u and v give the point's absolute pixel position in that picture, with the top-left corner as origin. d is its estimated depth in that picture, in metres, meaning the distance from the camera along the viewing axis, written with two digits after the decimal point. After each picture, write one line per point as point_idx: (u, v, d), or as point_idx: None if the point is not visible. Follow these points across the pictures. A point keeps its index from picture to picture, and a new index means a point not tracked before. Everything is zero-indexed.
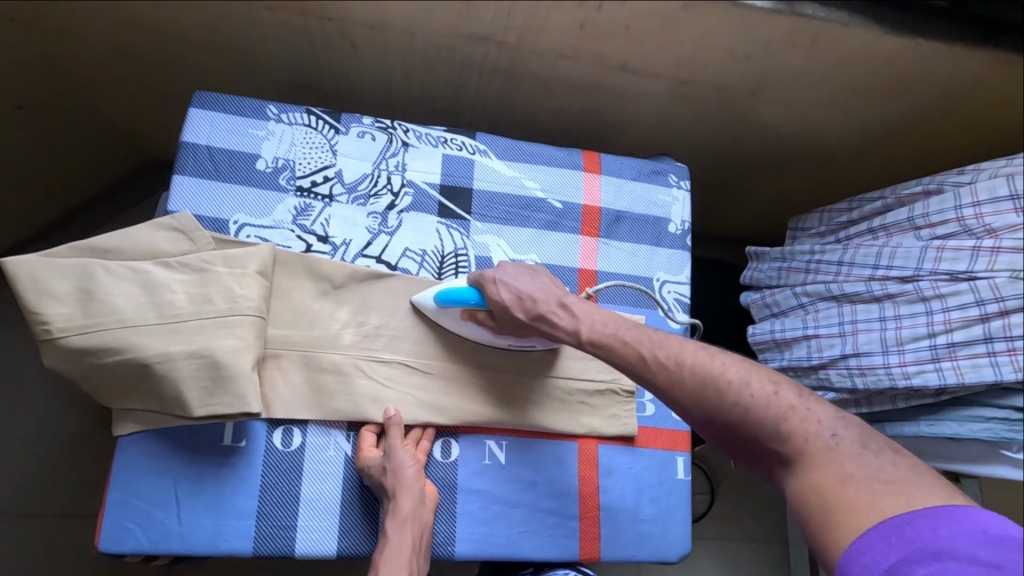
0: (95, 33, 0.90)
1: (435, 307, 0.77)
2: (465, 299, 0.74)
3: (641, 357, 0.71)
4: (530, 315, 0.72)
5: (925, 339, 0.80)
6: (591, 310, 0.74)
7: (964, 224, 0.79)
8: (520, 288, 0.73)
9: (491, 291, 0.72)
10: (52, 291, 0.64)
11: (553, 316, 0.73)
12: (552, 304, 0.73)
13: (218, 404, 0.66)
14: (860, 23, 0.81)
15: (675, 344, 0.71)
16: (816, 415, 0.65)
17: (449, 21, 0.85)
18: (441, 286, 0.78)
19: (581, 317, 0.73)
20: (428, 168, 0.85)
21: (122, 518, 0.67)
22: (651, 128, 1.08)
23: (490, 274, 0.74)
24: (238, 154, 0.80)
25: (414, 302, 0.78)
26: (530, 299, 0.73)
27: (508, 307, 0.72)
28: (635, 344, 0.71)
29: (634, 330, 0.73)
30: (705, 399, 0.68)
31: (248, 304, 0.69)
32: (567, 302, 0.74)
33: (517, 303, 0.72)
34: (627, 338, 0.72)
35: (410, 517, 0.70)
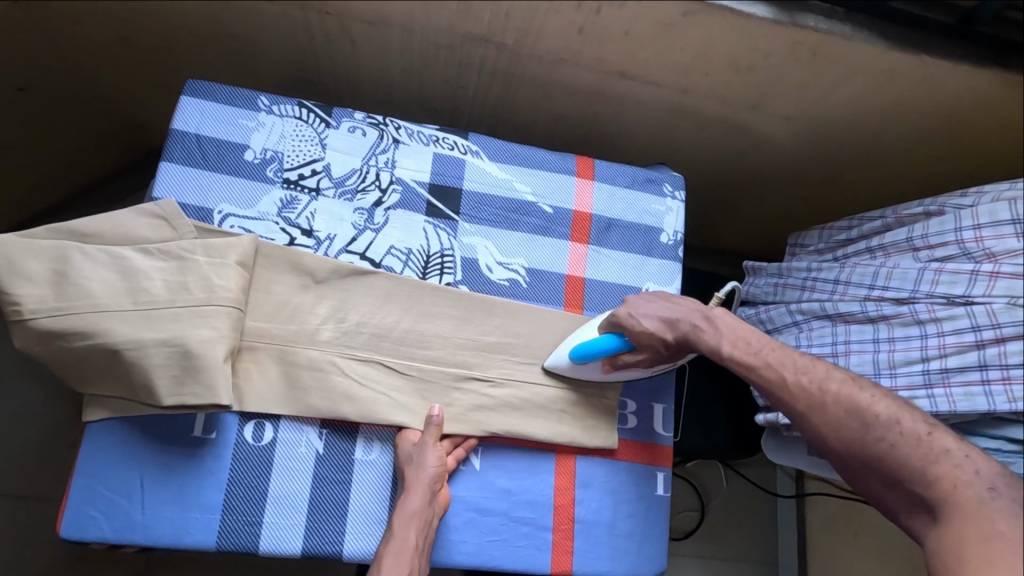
0: (96, 19, 0.91)
1: (570, 365, 0.78)
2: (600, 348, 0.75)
3: (781, 379, 0.71)
4: (678, 336, 0.74)
5: (918, 363, 0.78)
6: (734, 324, 0.75)
7: (964, 247, 0.77)
8: (659, 313, 0.75)
9: (632, 328, 0.74)
10: (28, 272, 0.64)
11: (698, 333, 0.74)
12: (693, 320, 0.75)
13: (187, 394, 0.65)
14: (864, 38, 0.79)
15: (821, 371, 0.70)
16: (973, 464, 0.62)
17: (447, 19, 0.85)
18: (571, 340, 0.78)
19: (725, 332, 0.74)
20: (417, 166, 0.85)
21: (85, 506, 0.66)
22: (651, 137, 1.06)
23: (624, 310, 0.75)
24: (226, 144, 0.79)
25: (547, 364, 0.80)
26: (672, 320, 0.74)
27: (656, 336, 0.74)
28: (779, 366, 0.71)
29: (780, 351, 0.73)
30: (845, 428, 0.67)
31: (225, 295, 0.69)
32: (710, 316, 0.75)
33: (662, 329, 0.74)
34: (768, 359, 0.72)
35: (417, 514, 0.69)
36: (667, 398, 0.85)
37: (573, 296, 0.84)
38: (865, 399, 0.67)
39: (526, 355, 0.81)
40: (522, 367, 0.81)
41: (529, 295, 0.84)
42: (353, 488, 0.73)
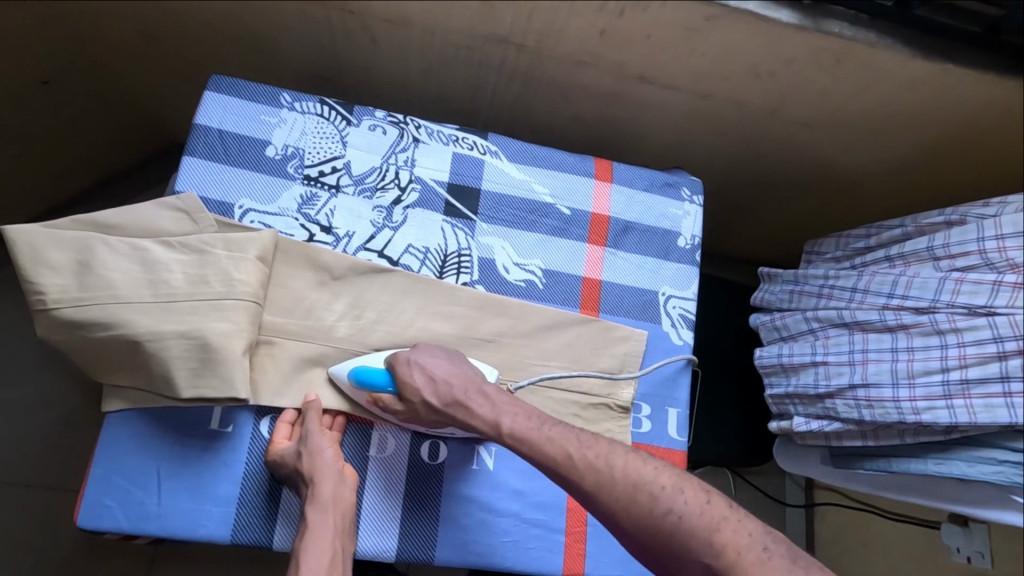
0: (120, 14, 0.91)
1: (348, 384, 0.72)
2: (375, 380, 0.71)
3: (566, 455, 0.69)
4: (444, 401, 0.70)
5: (938, 374, 0.76)
6: (511, 401, 0.72)
7: (986, 257, 0.76)
8: (433, 371, 0.72)
9: (403, 374, 0.71)
10: (50, 261, 0.65)
11: (471, 404, 0.71)
12: (468, 390, 0.71)
13: (205, 386, 0.65)
14: (887, 45, 0.79)
15: (603, 446, 0.70)
16: (746, 528, 0.66)
17: (469, 20, 0.85)
18: (358, 361, 0.74)
19: (502, 409, 0.71)
20: (437, 166, 0.85)
21: (102, 496, 0.67)
22: (667, 141, 1.06)
23: (403, 355, 0.72)
24: (248, 139, 0.80)
25: (329, 373, 0.74)
26: (443, 384, 0.71)
27: (420, 391, 0.70)
28: (562, 441, 0.70)
29: (560, 427, 0.71)
30: (636, 505, 0.66)
31: (245, 289, 0.69)
32: (486, 390, 0.72)
33: (429, 387, 0.70)
34: (550, 435, 0.70)
35: (328, 504, 0.67)
36: (681, 401, 0.85)
37: (589, 299, 0.84)
38: (650, 471, 0.67)
39: (540, 356, 0.81)
40: (536, 368, 0.81)
41: (545, 296, 0.84)
42: (368, 484, 0.73)
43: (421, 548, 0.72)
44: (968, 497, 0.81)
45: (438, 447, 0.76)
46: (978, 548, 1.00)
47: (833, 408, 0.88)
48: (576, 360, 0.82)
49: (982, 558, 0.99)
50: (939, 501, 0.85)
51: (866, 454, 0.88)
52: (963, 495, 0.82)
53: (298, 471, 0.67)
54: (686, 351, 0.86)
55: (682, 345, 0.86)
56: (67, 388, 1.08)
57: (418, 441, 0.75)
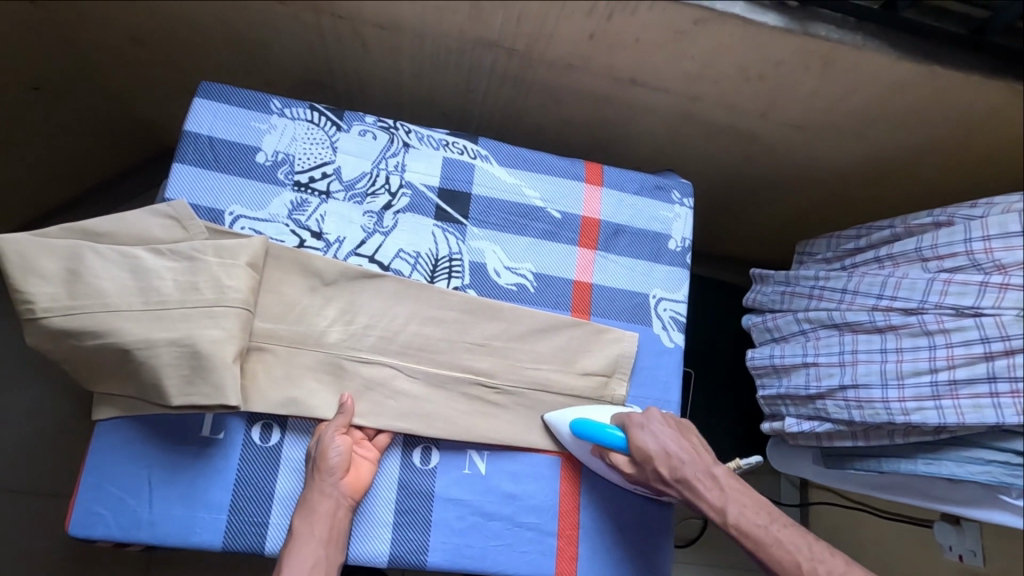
0: (110, 21, 0.91)
1: (569, 434, 0.76)
2: (605, 438, 0.73)
3: (794, 563, 0.68)
4: (675, 476, 0.71)
5: (926, 374, 0.77)
6: (741, 490, 0.72)
7: (973, 258, 0.77)
8: (667, 442, 0.72)
9: (640, 440, 0.72)
10: (40, 270, 0.64)
11: (701, 485, 0.71)
12: (700, 471, 0.72)
13: (196, 393, 0.66)
14: (875, 48, 0.79)
15: (833, 562, 0.69)
16: None
17: (460, 25, 0.85)
18: (581, 414, 0.77)
19: (731, 498, 0.71)
20: (427, 170, 0.85)
21: (93, 503, 0.67)
22: (659, 143, 1.06)
23: (638, 419, 0.74)
24: (238, 146, 0.80)
25: (546, 420, 0.79)
26: (677, 458, 0.72)
27: (656, 463, 0.71)
28: (788, 547, 0.69)
29: (791, 532, 0.70)
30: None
31: (235, 296, 0.69)
32: (716, 473, 0.72)
33: (663, 460, 0.71)
34: (781, 538, 0.69)
35: (316, 508, 0.67)
36: (673, 403, 0.85)
37: (580, 303, 0.85)
38: None
39: (531, 360, 0.81)
40: (528, 371, 0.81)
41: (536, 300, 0.84)
42: None
43: (413, 552, 0.73)
44: (959, 496, 0.81)
45: (430, 451, 0.76)
46: (970, 546, 1.00)
47: (824, 409, 0.89)
48: (567, 363, 0.82)
49: (974, 556, 1.00)
50: (931, 500, 0.85)
51: (858, 454, 0.89)
52: (954, 495, 0.82)
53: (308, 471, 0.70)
54: (677, 353, 0.86)
55: (673, 347, 0.86)
56: (61, 393, 1.08)
57: (411, 446, 0.76)
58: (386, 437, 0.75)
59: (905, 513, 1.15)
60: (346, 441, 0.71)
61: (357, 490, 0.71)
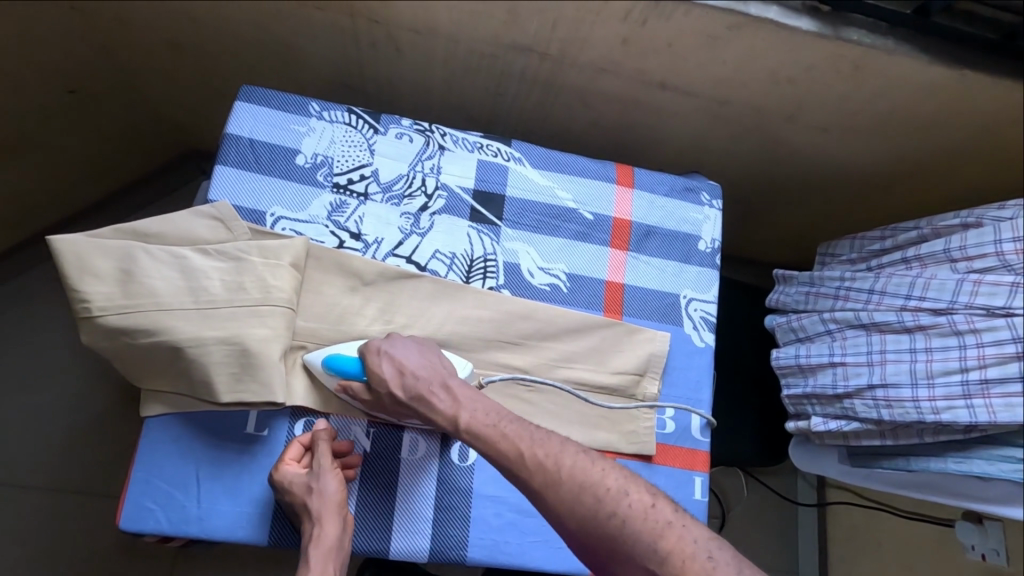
0: (148, 24, 0.93)
1: (322, 370, 0.72)
2: (347, 368, 0.71)
3: (517, 453, 0.66)
4: (409, 394, 0.70)
5: (957, 374, 0.78)
6: (473, 396, 0.71)
7: (1003, 259, 0.78)
8: (401, 362, 0.72)
9: (373, 362, 0.71)
10: (94, 269, 0.66)
11: (434, 398, 0.71)
12: (432, 384, 0.71)
13: (245, 391, 0.67)
14: (906, 52, 0.80)
15: (556, 444, 0.67)
16: (691, 533, 0.62)
17: (494, 29, 0.86)
18: (334, 349, 0.73)
19: (462, 403, 0.70)
20: (462, 173, 0.86)
21: (144, 499, 0.68)
22: (684, 145, 1.08)
23: (375, 344, 0.73)
24: (278, 148, 0.81)
25: (303, 360, 0.73)
26: (410, 375, 0.71)
27: (387, 381, 0.70)
28: (515, 438, 0.67)
29: (517, 425, 0.69)
30: (580, 505, 0.63)
31: (280, 295, 0.71)
32: (450, 385, 0.72)
33: (396, 378, 0.70)
34: (505, 432, 0.68)
35: (333, 547, 0.69)
36: (704, 402, 0.86)
37: (612, 303, 0.86)
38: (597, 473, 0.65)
39: (564, 358, 0.82)
40: (562, 370, 0.82)
41: (569, 300, 0.85)
42: (400, 488, 0.75)
43: (453, 548, 0.74)
44: (989, 493, 0.82)
45: (467, 448, 0.77)
46: (993, 546, 1.03)
47: (851, 408, 0.90)
48: (600, 362, 0.83)
49: (997, 555, 1.02)
50: (959, 498, 0.86)
51: (887, 452, 0.90)
52: (983, 492, 0.83)
53: (304, 507, 0.68)
54: (708, 353, 0.87)
55: (704, 347, 0.87)
56: (99, 390, 1.10)
57: (447, 444, 0.77)
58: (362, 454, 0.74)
59: (922, 512, 1.17)
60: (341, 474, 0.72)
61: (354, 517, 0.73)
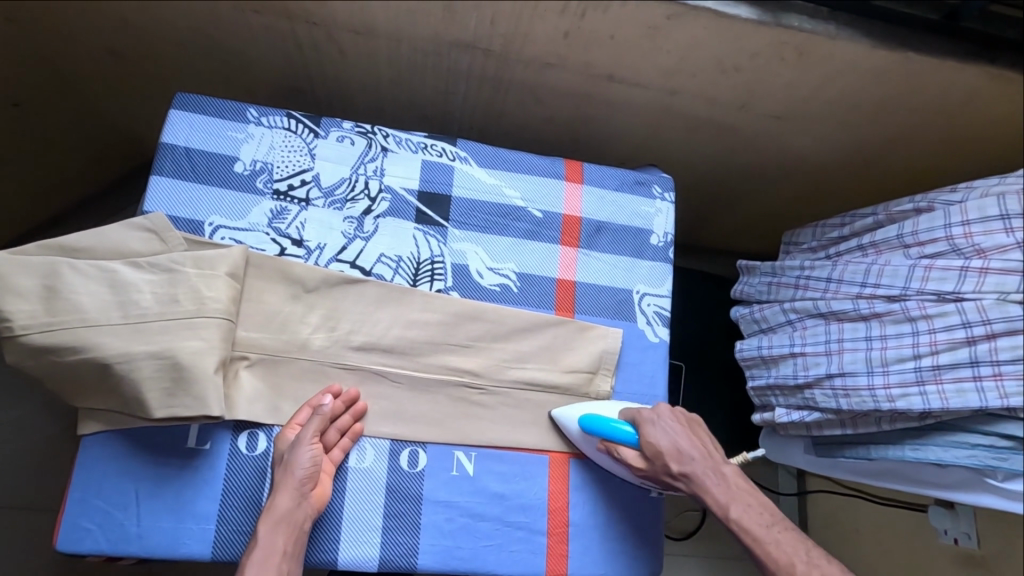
0: (87, 35, 0.91)
1: (578, 430, 0.78)
2: (613, 432, 0.75)
3: (790, 564, 0.69)
4: (684, 470, 0.73)
5: (910, 361, 0.77)
6: (747, 490, 0.74)
7: (953, 243, 0.77)
8: (678, 438, 0.74)
9: (649, 431, 0.74)
10: (17, 287, 0.65)
11: (708, 481, 0.73)
12: (706, 468, 0.74)
13: (178, 405, 0.66)
14: (849, 37, 0.79)
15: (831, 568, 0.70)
16: None
17: (434, 27, 0.85)
18: (586, 410, 0.79)
19: (736, 496, 0.73)
20: (406, 174, 0.85)
21: (80, 519, 0.67)
22: (640, 138, 1.06)
23: (648, 414, 0.76)
24: (215, 156, 0.80)
25: (553, 416, 0.80)
26: (687, 454, 0.74)
27: (665, 456, 0.73)
28: (789, 552, 0.70)
29: (791, 535, 0.71)
30: None
31: (216, 306, 0.70)
32: (724, 472, 0.74)
33: (674, 453, 0.73)
34: (780, 539, 0.71)
35: (286, 518, 0.67)
36: (660, 398, 0.85)
37: (563, 302, 0.85)
38: None
39: (515, 359, 0.81)
40: (514, 371, 0.81)
41: (519, 300, 0.84)
42: (348, 495, 0.73)
43: (403, 556, 0.73)
44: (948, 480, 0.81)
45: (417, 454, 0.76)
46: (964, 529, 1.00)
47: (812, 398, 0.89)
48: (552, 361, 0.82)
49: (968, 539, 0.99)
50: (921, 486, 0.85)
51: (849, 442, 0.89)
52: (943, 479, 0.82)
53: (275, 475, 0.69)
54: (663, 348, 0.86)
55: (658, 342, 0.86)
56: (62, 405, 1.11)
57: (398, 450, 0.76)
58: (352, 442, 0.74)
59: (902, 499, 1.15)
60: (319, 452, 0.69)
61: (322, 504, 0.70)
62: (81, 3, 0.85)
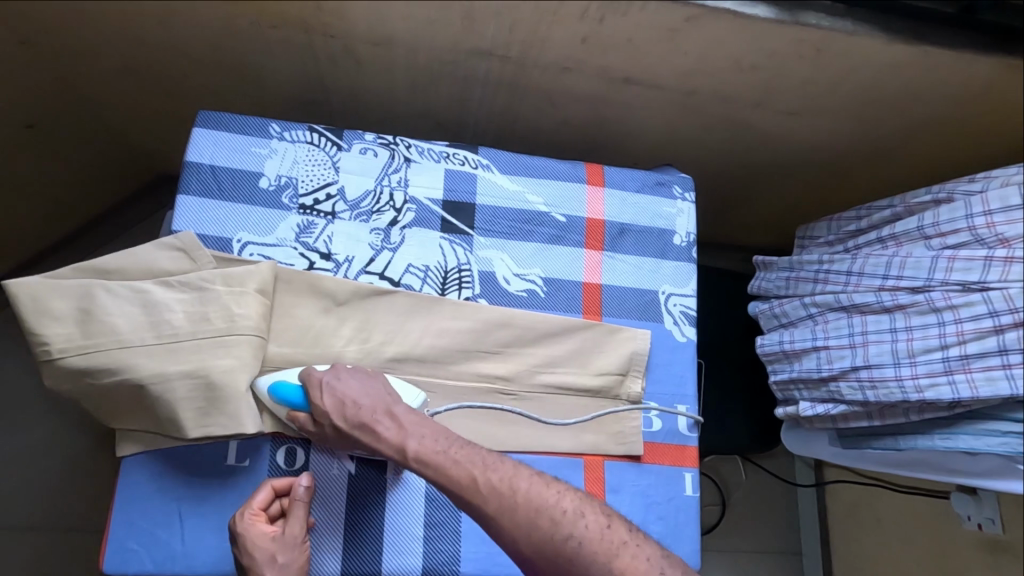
0: (104, 55, 0.91)
1: (271, 401, 0.70)
2: (292, 400, 0.69)
3: (471, 480, 0.66)
4: (352, 422, 0.69)
5: (938, 351, 0.78)
6: (422, 422, 0.70)
7: (976, 233, 0.78)
8: (346, 391, 0.70)
9: (317, 395, 0.69)
10: (52, 311, 0.65)
11: (380, 424, 0.69)
12: (377, 411, 0.70)
13: (213, 424, 0.67)
14: (865, 32, 0.79)
15: (509, 469, 0.68)
16: (644, 552, 0.65)
17: (453, 36, 0.85)
18: (279, 375, 0.71)
19: (410, 429, 0.69)
20: (430, 184, 0.85)
21: (126, 541, 0.67)
22: (655, 139, 1.07)
23: (318, 375, 0.70)
24: (241, 172, 0.80)
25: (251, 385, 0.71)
26: (354, 403, 0.69)
27: (331, 414, 0.68)
28: (466, 465, 0.67)
29: (467, 451, 0.69)
30: (536, 530, 0.65)
31: (246, 323, 0.70)
32: (396, 411, 0.70)
33: (339, 409, 0.68)
34: (456, 458, 0.68)
35: None
36: (690, 397, 0.86)
37: (590, 305, 0.85)
38: (552, 497, 0.66)
39: (546, 364, 0.82)
40: (545, 376, 0.81)
41: (547, 304, 0.85)
42: (387, 508, 0.74)
43: (446, 564, 0.73)
44: (977, 468, 0.82)
45: None
46: (988, 515, 1.02)
47: (837, 391, 0.89)
48: (582, 365, 0.83)
49: (993, 524, 1.02)
50: (950, 474, 0.86)
51: (876, 433, 0.90)
52: (972, 467, 0.83)
53: None
54: (691, 348, 0.87)
55: (685, 342, 0.87)
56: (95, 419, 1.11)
57: None
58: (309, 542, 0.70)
59: (921, 486, 1.16)
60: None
61: None
62: (99, 23, 0.85)
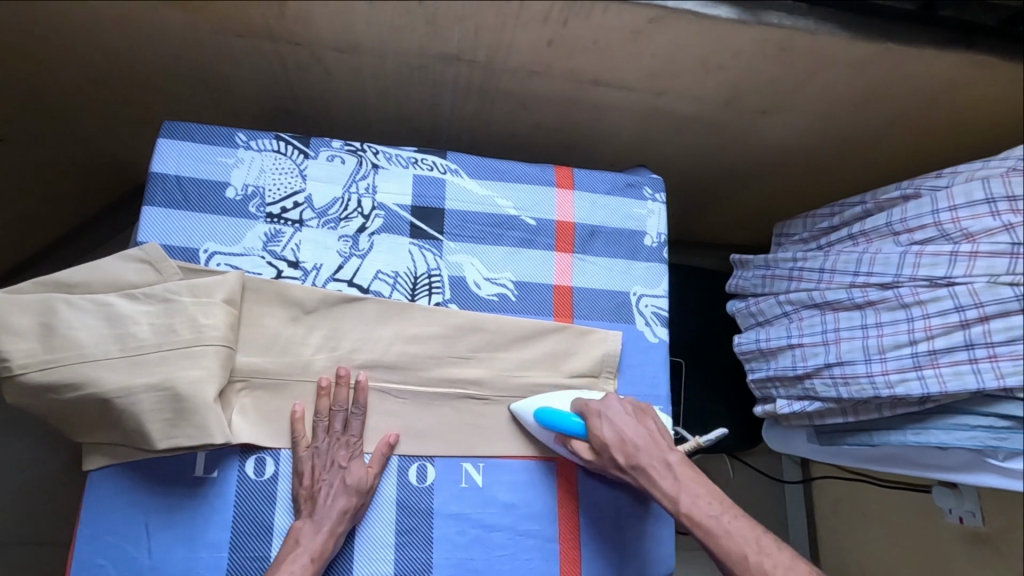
0: (71, 67, 0.91)
1: (534, 424, 0.77)
2: (561, 423, 0.75)
3: (743, 556, 0.67)
4: (630, 462, 0.73)
5: (907, 347, 0.78)
6: (697, 480, 0.72)
7: (942, 229, 0.78)
8: (623, 429, 0.74)
9: (596, 424, 0.74)
10: (14, 326, 0.65)
11: (655, 473, 0.72)
12: (654, 458, 0.73)
13: (180, 436, 0.66)
14: (827, 31, 0.80)
15: (782, 557, 0.68)
16: None
17: (419, 42, 0.85)
18: (541, 401, 0.78)
19: (684, 485, 0.72)
20: (399, 190, 0.85)
21: (92, 555, 0.67)
22: (629, 140, 1.07)
23: (595, 406, 0.76)
24: (207, 183, 0.80)
25: (511, 411, 0.80)
26: (631, 444, 0.73)
27: (609, 449, 0.73)
28: (739, 542, 0.68)
29: (741, 523, 0.70)
30: None
31: (213, 334, 0.69)
32: (671, 462, 0.73)
33: (619, 446, 0.73)
34: (730, 529, 0.69)
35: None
36: (663, 397, 0.86)
37: (561, 308, 0.85)
38: None
39: (518, 367, 0.82)
40: (517, 380, 0.81)
41: (518, 308, 0.84)
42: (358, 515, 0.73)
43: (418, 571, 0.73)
44: (950, 462, 0.83)
45: (426, 469, 0.76)
46: (969, 507, 1.01)
47: (812, 388, 0.89)
48: (554, 367, 0.83)
49: (973, 516, 1.01)
50: (925, 469, 0.86)
51: (851, 430, 0.90)
52: (946, 461, 0.83)
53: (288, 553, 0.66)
54: (664, 349, 0.87)
55: (657, 342, 0.87)
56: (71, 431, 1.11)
57: (407, 466, 0.76)
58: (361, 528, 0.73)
59: (903, 481, 1.16)
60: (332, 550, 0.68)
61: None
62: (63, 36, 0.85)
